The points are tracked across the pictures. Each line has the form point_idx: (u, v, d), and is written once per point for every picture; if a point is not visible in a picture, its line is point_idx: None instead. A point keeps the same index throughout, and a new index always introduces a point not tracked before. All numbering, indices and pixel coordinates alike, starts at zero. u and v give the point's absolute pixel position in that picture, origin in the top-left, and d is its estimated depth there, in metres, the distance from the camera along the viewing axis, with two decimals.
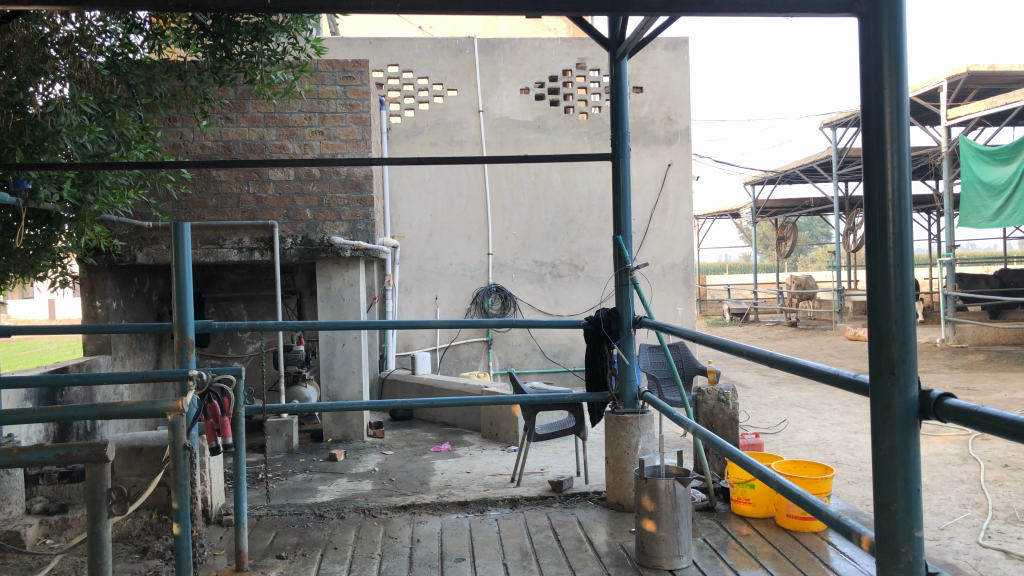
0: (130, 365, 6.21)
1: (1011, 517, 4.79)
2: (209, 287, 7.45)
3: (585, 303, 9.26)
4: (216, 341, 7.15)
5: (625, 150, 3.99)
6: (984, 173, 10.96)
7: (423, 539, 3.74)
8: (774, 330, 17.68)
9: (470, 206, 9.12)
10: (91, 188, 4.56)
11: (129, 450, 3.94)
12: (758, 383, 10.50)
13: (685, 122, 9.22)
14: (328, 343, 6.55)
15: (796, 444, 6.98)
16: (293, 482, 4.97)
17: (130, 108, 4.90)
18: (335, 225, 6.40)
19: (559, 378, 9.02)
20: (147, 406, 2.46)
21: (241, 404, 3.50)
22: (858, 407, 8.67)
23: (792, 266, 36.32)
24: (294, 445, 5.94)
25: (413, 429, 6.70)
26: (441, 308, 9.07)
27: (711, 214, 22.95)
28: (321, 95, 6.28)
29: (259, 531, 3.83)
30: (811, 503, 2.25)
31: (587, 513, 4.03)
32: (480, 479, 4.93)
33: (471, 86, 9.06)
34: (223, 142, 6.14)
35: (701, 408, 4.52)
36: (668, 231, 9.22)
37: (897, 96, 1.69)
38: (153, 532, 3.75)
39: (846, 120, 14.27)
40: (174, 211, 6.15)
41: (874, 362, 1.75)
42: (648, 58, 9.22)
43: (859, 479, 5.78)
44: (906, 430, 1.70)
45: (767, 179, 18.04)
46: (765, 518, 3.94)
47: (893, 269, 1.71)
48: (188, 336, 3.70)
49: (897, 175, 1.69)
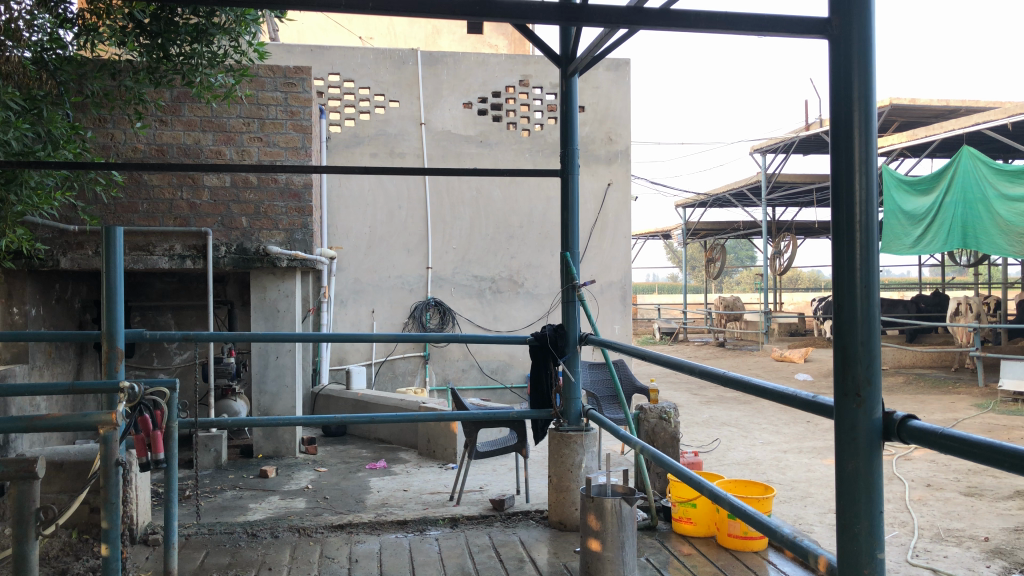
0: (49, 376, 5.90)
1: (936, 536, 4.93)
2: (136, 296, 7.17)
3: (524, 320, 9.23)
4: (141, 352, 6.88)
5: (574, 166, 3.98)
6: (905, 202, 11.37)
7: (362, 559, 3.63)
8: (703, 350, 17.99)
9: (409, 219, 9.02)
10: (15, 188, 4.29)
11: (49, 465, 3.73)
12: (689, 402, 10.64)
13: (624, 142, 9.32)
14: (261, 356, 6.36)
15: (728, 463, 7.08)
16: (223, 500, 4.78)
17: (59, 107, 4.69)
18: (272, 233, 6.24)
19: (495, 395, 8.95)
20: (77, 419, 2.32)
21: (174, 419, 3.33)
22: (786, 427, 8.85)
23: (718, 288, 37.15)
24: (223, 461, 5.74)
25: (347, 445, 6.55)
26: (378, 321, 8.94)
27: (643, 235, 23.30)
28: (261, 101, 6.13)
29: (188, 550, 3.66)
30: (765, 523, 2.24)
31: (529, 532, 3.98)
32: (418, 498, 4.83)
33: (413, 98, 8.99)
34: (156, 145, 5.91)
35: (642, 427, 4.53)
36: (606, 250, 9.30)
37: (867, 118, 1.72)
38: (72, 552, 3.55)
39: (776, 147, 14.69)
40: (101, 215, 5.90)
41: (839, 384, 1.76)
42: (590, 78, 9.31)
43: (791, 498, 5.88)
44: (870, 451, 1.70)
45: (698, 202, 18.42)
46: (706, 537, 3.95)
47: (860, 290, 1.72)
48: (118, 345, 3.52)
49: (865, 197, 1.71)
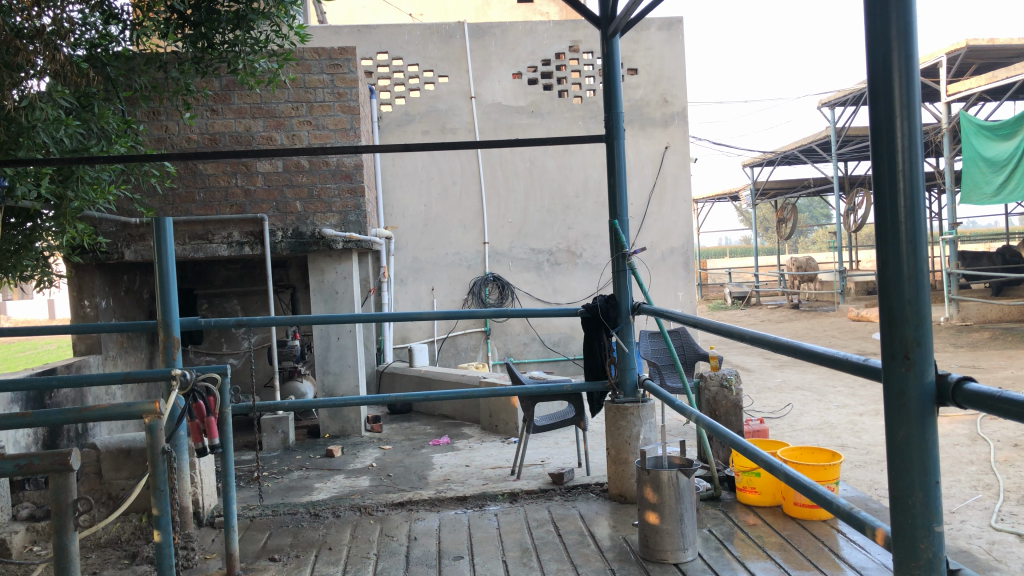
0: (122, 365, 6.11)
1: (1023, 498, 4.69)
2: (201, 284, 7.36)
3: (584, 291, 9.13)
4: (210, 338, 7.06)
5: (619, 131, 3.86)
6: (985, 149, 10.80)
7: (420, 537, 3.64)
8: (776, 313, 17.59)
9: (465, 194, 8.99)
10: (71, 184, 4.48)
11: (117, 452, 3.84)
12: (761, 366, 10.42)
13: (681, 103, 9.07)
14: (323, 338, 6.43)
15: (801, 428, 6.88)
16: (289, 480, 4.87)
17: (111, 102, 4.80)
18: (326, 216, 6.27)
19: (559, 367, 8.93)
20: (121, 409, 2.37)
21: (228, 403, 3.36)
22: (862, 389, 8.57)
23: (793, 249, 36.27)
24: (290, 442, 5.85)
25: (411, 423, 6.60)
26: (438, 299, 8.98)
27: (710, 198, 22.85)
28: (308, 85, 6.15)
29: (252, 532, 3.72)
30: (820, 494, 2.14)
31: (589, 506, 3.93)
32: (480, 473, 4.82)
33: (462, 72, 8.92)
34: (209, 134, 6.01)
35: (703, 395, 4.41)
36: (666, 215, 9.10)
37: (908, 58, 1.57)
38: (143, 536, 3.64)
39: (844, 99, 14.13)
40: (160, 206, 6.03)
41: (886, 346, 1.63)
42: (642, 39, 9.06)
43: (866, 463, 5.68)
44: (923, 419, 1.58)
45: (766, 161, 17.89)
46: (771, 507, 3.84)
47: (906, 245, 1.58)
48: (173, 333, 3.58)
49: (908, 143, 1.57)
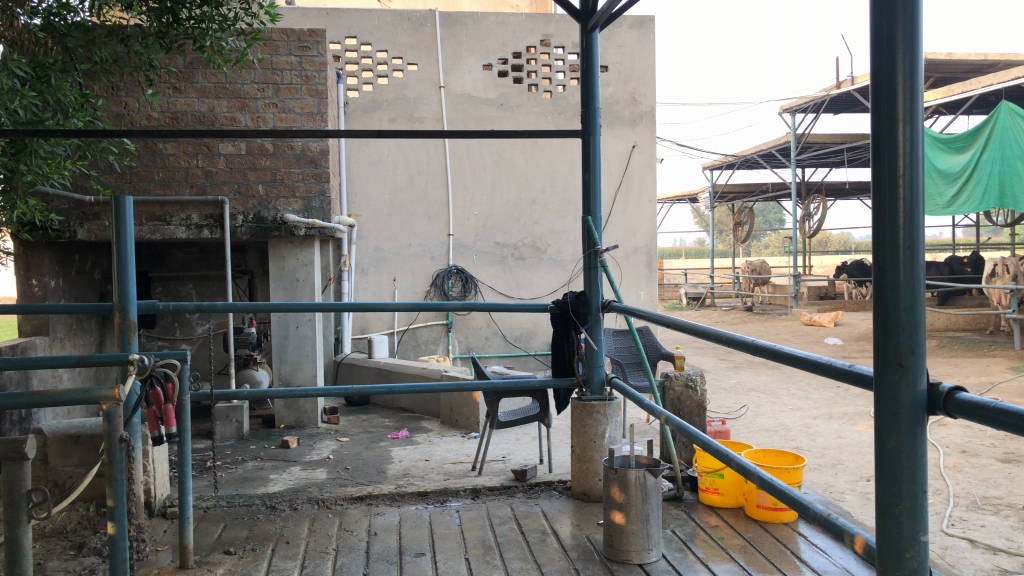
0: (70, 347, 5.91)
1: (973, 504, 4.78)
2: (156, 266, 7.17)
3: (547, 287, 9.11)
4: (163, 322, 6.87)
5: (595, 127, 3.82)
6: (940, 160, 11.01)
7: (381, 532, 3.57)
8: (730, 315, 17.80)
9: (430, 184, 8.90)
10: (24, 157, 4.33)
11: (65, 439, 3.70)
12: (717, 367, 10.52)
13: (650, 102, 9.09)
14: (281, 326, 6.30)
15: (756, 429, 6.94)
16: (244, 471, 4.75)
17: (68, 74, 4.63)
18: (289, 201, 6.14)
19: (519, 362, 8.89)
20: (79, 395, 2.27)
21: (186, 390, 3.25)
22: (815, 392, 8.70)
23: (746, 252, 36.81)
24: (244, 431, 5.72)
25: (369, 415, 6.51)
26: (399, 290, 8.87)
27: (669, 199, 23.04)
28: (275, 66, 6.01)
29: (206, 524, 3.61)
30: (796, 499, 2.13)
31: (552, 504, 3.89)
32: (440, 468, 4.76)
33: (432, 61, 8.81)
34: (170, 113, 5.84)
35: (668, 395, 4.41)
36: (631, 214, 9.12)
37: (913, 60, 1.56)
38: (89, 526, 3.51)
39: (805, 106, 14.34)
40: (117, 184, 5.84)
41: (879, 352, 1.62)
42: (614, 36, 9.05)
43: (822, 466, 5.75)
44: (913, 426, 1.57)
45: (726, 164, 18.08)
46: (734, 508, 3.85)
47: (903, 252, 1.57)
48: (129, 317, 3.44)
49: (910, 149, 1.55)
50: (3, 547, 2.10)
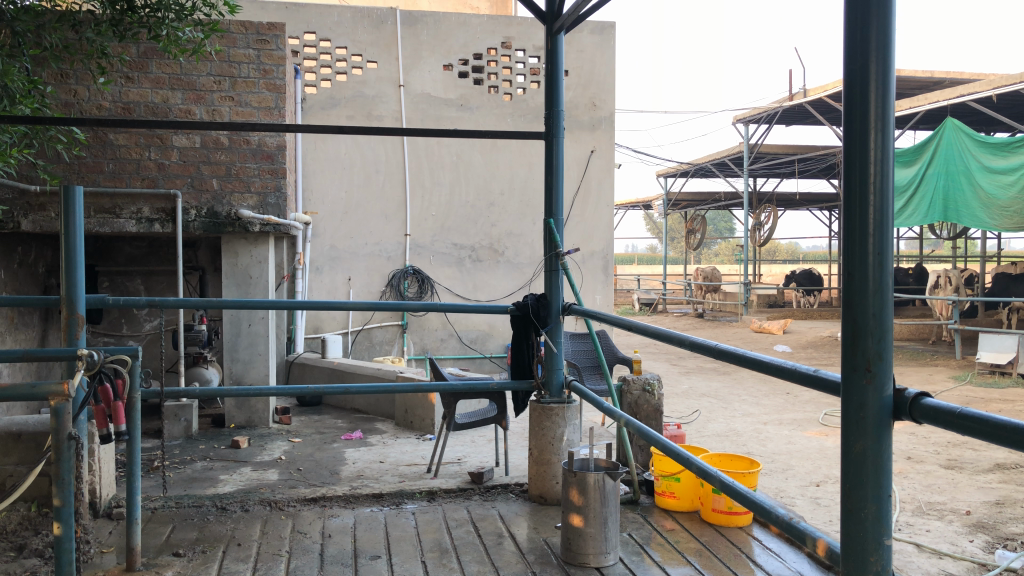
0: (12, 342, 5.71)
1: (919, 509, 4.90)
2: (103, 260, 6.98)
3: (504, 289, 9.10)
4: (110, 318, 6.68)
5: (559, 129, 3.82)
6: None
7: (335, 534, 3.51)
8: (681, 321, 18.00)
9: (387, 183, 8.83)
10: None
11: (6, 437, 3.57)
12: (669, 372, 10.62)
13: (609, 108, 9.14)
14: (233, 324, 6.17)
15: (709, 434, 7.02)
16: (193, 471, 4.64)
17: (15, 59, 4.48)
18: (243, 197, 6.03)
19: (474, 364, 8.86)
20: (25, 390, 2.19)
21: (137, 388, 3.16)
22: (766, 398, 8.83)
23: (698, 259, 37.33)
24: (193, 431, 5.59)
25: (322, 415, 6.42)
26: (354, 289, 8.78)
27: (624, 205, 23.24)
28: (232, 58, 5.89)
29: (154, 525, 3.51)
30: (756, 502, 2.14)
31: (508, 506, 3.87)
32: (395, 470, 4.71)
33: (392, 59, 8.74)
34: (122, 103, 5.69)
35: (625, 398, 4.43)
36: (588, 219, 9.16)
37: (885, 69, 1.57)
38: (31, 527, 3.39)
39: (758, 116, 14.61)
40: (65, 174, 5.67)
41: (847, 358, 1.63)
42: (574, 41, 9.11)
43: (773, 470, 5.83)
44: (879, 431, 1.59)
45: (680, 172, 18.30)
46: (689, 512, 3.88)
47: (873, 258, 1.58)
48: (77, 311, 3.34)
49: (881, 156, 1.57)
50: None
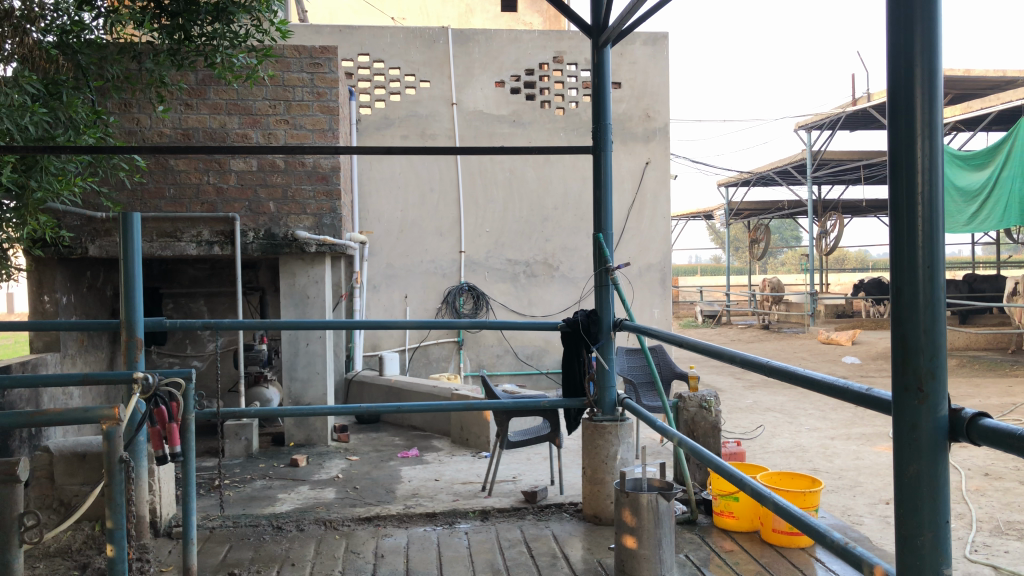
0: (81, 364, 5.90)
1: (997, 529, 4.66)
2: (167, 283, 7.18)
3: (560, 304, 9.05)
4: (174, 339, 6.87)
5: (607, 143, 3.77)
6: (959, 178, 10.88)
7: (387, 555, 3.50)
8: (746, 333, 17.63)
9: (442, 201, 8.88)
10: (35, 173, 4.38)
11: (72, 456, 3.67)
12: (733, 386, 10.39)
13: (663, 119, 9.05)
14: (291, 344, 6.27)
15: (773, 450, 6.84)
16: (252, 490, 4.70)
17: (80, 91, 4.67)
18: (300, 218, 6.13)
19: (531, 380, 8.83)
20: (76, 414, 2.23)
21: (191, 410, 3.21)
22: (834, 412, 8.56)
23: (763, 270, 36.61)
24: (254, 449, 5.68)
25: (379, 433, 6.46)
26: (411, 307, 8.84)
27: (685, 216, 22.93)
28: (287, 83, 6.01)
29: (211, 544, 3.56)
30: (811, 526, 2.05)
31: (562, 526, 3.82)
32: (450, 488, 4.69)
33: (445, 78, 8.82)
34: (182, 129, 5.85)
35: (681, 415, 4.33)
36: (645, 231, 9.06)
37: (931, 74, 1.49)
38: (95, 545, 3.46)
39: (820, 123, 14.30)
40: (128, 201, 5.85)
41: (898, 377, 1.54)
42: (627, 53, 9.04)
43: (840, 488, 5.63)
44: (935, 454, 1.50)
45: (742, 181, 18.00)
46: (749, 533, 3.76)
47: (923, 271, 1.50)
48: (137, 335, 3.41)
49: (928, 164, 1.49)
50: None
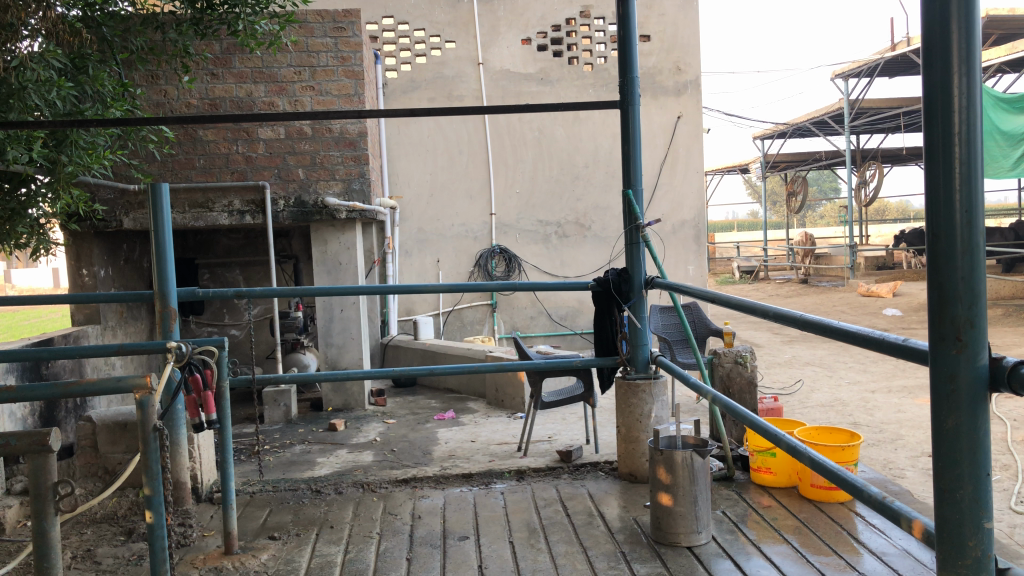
0: (122, 335, 6.01)
1: None
2: (203, 253, 7.27)
3: (593, 264, 8.98)
4: (212, 309, 6.97)
5: (635, 97, 3.69)
6: (1002, 122, 10.51)
7: (425, 516, 3.53)
8: (785, 288, 17.39)
9: (471, 163, 8.83)
10: (66, 148, 4.42)
11: (113, 426, 3.74)
12: (771, 342, 10.30)
13: (694, 72, 8.87)
14: (326, 310, 6.31)
15: (812, 404, 6.77)
16: (291, 455, 4.78)
17: (107, 65, 4.71)
18: (329, 184, 6.13)
19: (566, 341, 8.81)
20: (112, 383, 2.26)
21: (225, 378, 3.24)
22: (874, 365, 8.45)
23: (801, 223, 36.04)
24: (293, 415, 5.76)
25: (416, 396, 6.52)
26: (444, 270, 8.87)
27: (719, 171, 22.59)
28: (311, 48, 5.98)
29: (251, 509, 3.63)
30: (847, 480, 2.01)
31: (598, 485, 3.82)
32: (486, 449, 4.71)
33: (470, 37, 8.73)
34: (209, 99, 5.87)
35: (716, 372, 4.29)
36: (678, 187, 8.93)
37: (968, 9, 1.42)
38: (139, 512, 3.54)
39: (858, 70, 13.92)
40: (159, 172, 5.91)
41: (935, 327, 1.48)
42: (656, 4, 8.84)
43: (881, 441, 5.56)
44: (974, 406, 1.45)
45: (777, 133, 17.65)
46: (787, 488, 3.73)
47: (961, 216, 1.43)
48: (170, 305, 3.44)
49: (965, 103, 1.41)
50: (31, 541, 2.12)
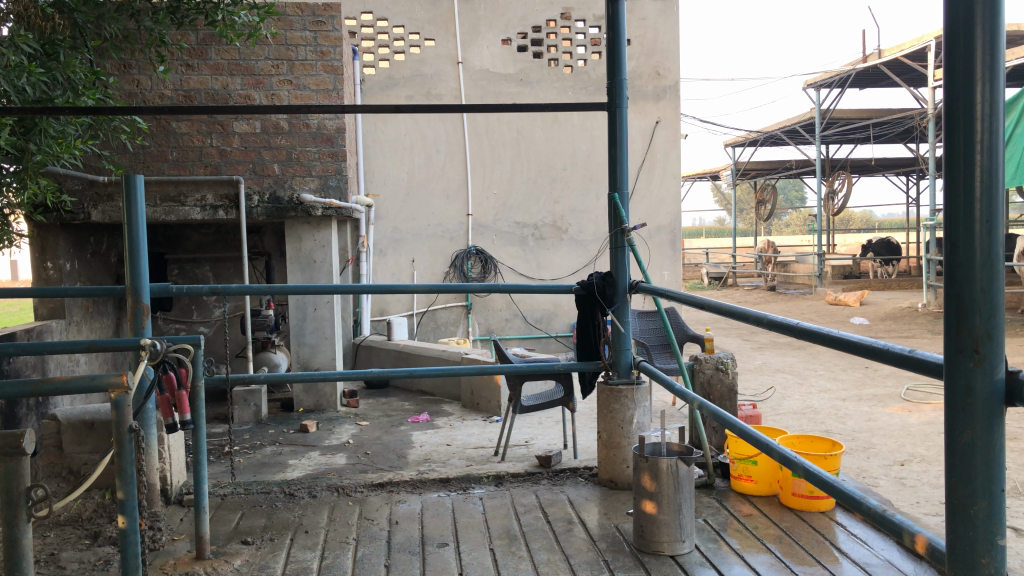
0: (87, 331, 5.84)
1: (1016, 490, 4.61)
2: (172, 248, 7.11)
3: (569, 267, 8.97)
4: (180, 305, 6.81)
5: (622, 99, 3.66)
6: None
7: (402, 521, 3.46)
8: (753, 295, 17.54)
9: (449, 163, 8.75)
10: (34, 136, 4.28)
11: (80, 425, 3.61)
12: (741, 348, 10.35)
13: (673, 77, 8.88)
14: (299, 308, 6.20)
15: (784, 412, 6.80)
16: (262, 456, 4.67)
17: (78, 51, 4.58)
18: (305, 181, 6.02)
19: (540, 344, 8.77)
20: (85, 382, 2.16)
21: (200, 377, 3.14)
22: (844, 373, 8.51)
23: (768, 231, 36.42)
24: (263, 415, 5.64)
25: (389, 398, 6.43)
26: (419, 270, 8.79)
27: (691, 177, 22.73)
28: (290, 42, 5.86)
29: (223, 512, 3.52)
30: (844, 492, 1.98)
31: (578, 491, 3.77)
32: (462, 453, 4.65)
33: (449, 36, 8.65)
34: (184, 91, 5.73)
35: (697, 378, 4.26)
36: (655, 191, 8.95)
37: (992, 15, 1.39)
38: (105, 514, 3.42)
39: (830, 81, 14.07)
40: (130, 164, 5.77)
41: (952, 339, 1.45)
42: (637, 9, 8.84)
43: (854, 449, 5.58)
44: (990, 419, 1.42)
45: (748, 141, 17.79)
46: (767, 496, 3.71)
47: (981, 226, 1.40)
48: (143, 301, 3.33)
49: (988, 112, 1.38)
50: (1, 548, 2.02)
